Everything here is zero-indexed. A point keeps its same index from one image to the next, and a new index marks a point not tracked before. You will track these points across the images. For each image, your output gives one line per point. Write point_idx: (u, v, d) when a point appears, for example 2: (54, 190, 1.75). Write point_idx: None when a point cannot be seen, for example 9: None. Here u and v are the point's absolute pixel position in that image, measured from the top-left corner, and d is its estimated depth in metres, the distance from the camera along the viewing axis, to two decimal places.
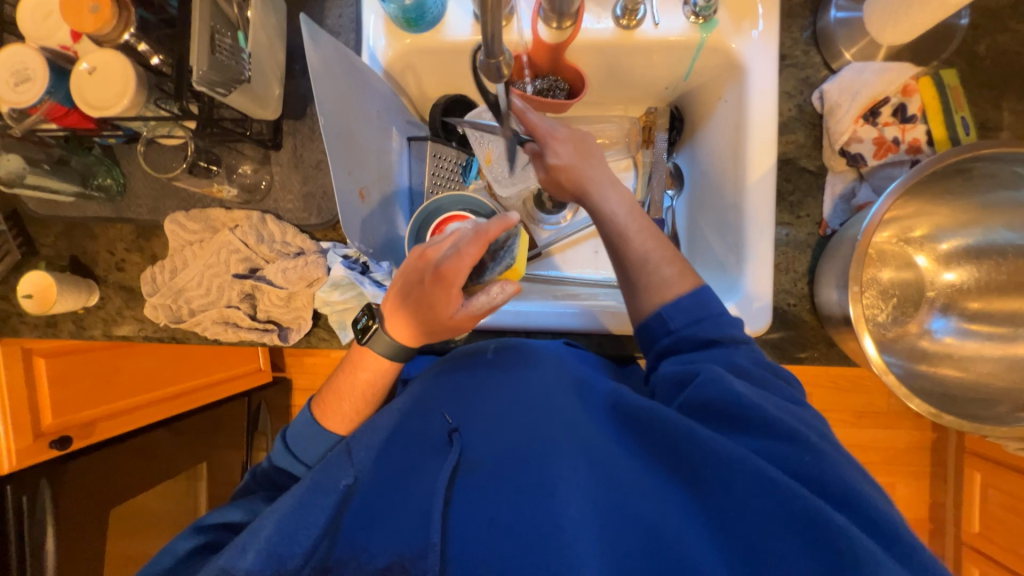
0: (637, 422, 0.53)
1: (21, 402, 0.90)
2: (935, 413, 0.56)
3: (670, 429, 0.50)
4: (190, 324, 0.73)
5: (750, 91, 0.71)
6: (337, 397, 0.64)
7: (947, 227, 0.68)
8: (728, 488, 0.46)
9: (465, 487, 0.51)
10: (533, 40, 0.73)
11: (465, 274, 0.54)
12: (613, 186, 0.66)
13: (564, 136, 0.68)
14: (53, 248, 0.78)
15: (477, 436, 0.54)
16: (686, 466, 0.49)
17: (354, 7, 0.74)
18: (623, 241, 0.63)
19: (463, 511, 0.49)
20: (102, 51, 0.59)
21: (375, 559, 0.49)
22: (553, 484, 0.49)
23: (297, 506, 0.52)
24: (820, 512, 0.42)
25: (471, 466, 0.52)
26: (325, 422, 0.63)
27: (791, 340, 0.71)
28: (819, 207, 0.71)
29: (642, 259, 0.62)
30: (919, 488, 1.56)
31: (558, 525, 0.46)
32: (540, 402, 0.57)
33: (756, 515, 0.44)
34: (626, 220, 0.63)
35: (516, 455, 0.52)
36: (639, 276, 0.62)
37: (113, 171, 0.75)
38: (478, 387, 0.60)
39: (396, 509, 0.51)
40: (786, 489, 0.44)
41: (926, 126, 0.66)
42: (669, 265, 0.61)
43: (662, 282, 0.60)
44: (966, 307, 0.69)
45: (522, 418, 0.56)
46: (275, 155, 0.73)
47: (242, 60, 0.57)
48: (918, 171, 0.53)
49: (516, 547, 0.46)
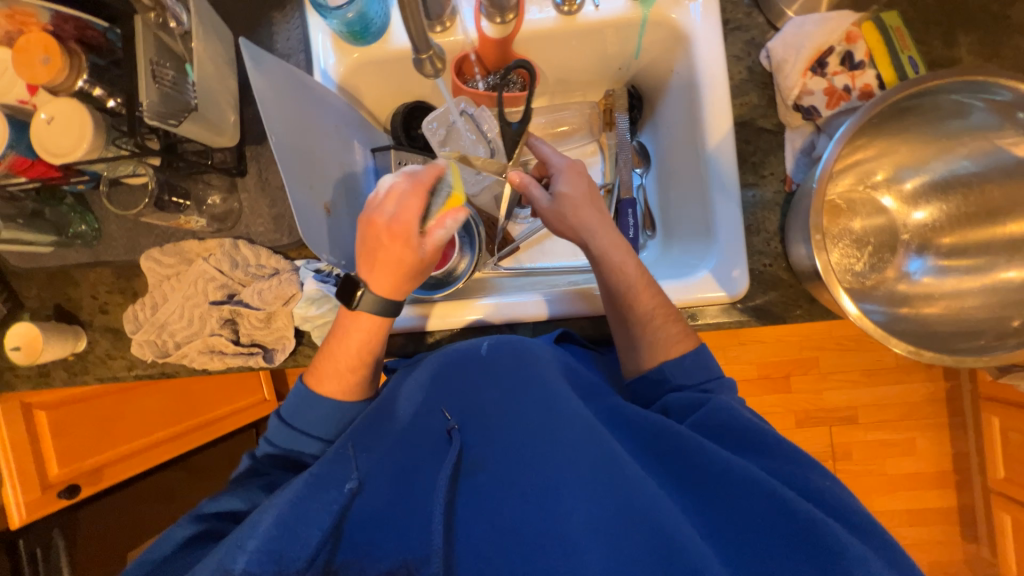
0: (635, 430, 0.61)
1: (26, 456, 0.91)
2: (915, 351, 0.57)
3: (668, 431, 0.58)
4: (177, 356, 0.74)
5: (697, 58, 0.72)
6: (329, 361, 0.65)
7: (910, 167, 0.70)
8: (712, 483, 0.53)
9: (468, 486, 0.58)
10: (478, 37, 0.74)
11: (416, 222, 0.59)
12: (613, 230, 0.70)
13: (578, 171, 0.74)
14: (38, 300, 0.79)
15: (478, 437, 0.61)
16: (677, 458, 0.57)
17: (301, 28, 0.75)
18: (626, 287, 0.67)
19: (467, 511, 0.55)
20: (59, 101, 0.60)
21: (381, 561, 0.52)
22: (554, 482, 0.55)
23: (296, 506, 0.52)
24: (814, 528, 0.48)
25: (474, 467, 0.59)
26: (318, 387, 0.65)
27: (774, 302, 0.71)
28: (782, 163, 0.71)
29: (647, 319, 0.66)
30: (938, 440, 1.51)
31: (559, 522, 0.52)
32: (541, 405, 0.62)
33: (731, 501, 0.52)
34: (636, 277, 0.67)
35: (531, 470, 0.57)
36: (642, 333, 0.67)
37: (88, 219, 0.76)
38: (477, 394, 0.66)
39: (401, 510, 0.55)
40: (786, 507, 0.49)
41: (875, 71, 0.66)
42: (669, 326, 0.67)
43: (664, 341, 0.66)
44: (940, 245, 0.69)
45: (522, 422, 0.61)
46: (241, 181, 0.74)
47: (185, 90, 0.60)
48: (867, 110, 0.54)
49: (519, 541, 0.52)
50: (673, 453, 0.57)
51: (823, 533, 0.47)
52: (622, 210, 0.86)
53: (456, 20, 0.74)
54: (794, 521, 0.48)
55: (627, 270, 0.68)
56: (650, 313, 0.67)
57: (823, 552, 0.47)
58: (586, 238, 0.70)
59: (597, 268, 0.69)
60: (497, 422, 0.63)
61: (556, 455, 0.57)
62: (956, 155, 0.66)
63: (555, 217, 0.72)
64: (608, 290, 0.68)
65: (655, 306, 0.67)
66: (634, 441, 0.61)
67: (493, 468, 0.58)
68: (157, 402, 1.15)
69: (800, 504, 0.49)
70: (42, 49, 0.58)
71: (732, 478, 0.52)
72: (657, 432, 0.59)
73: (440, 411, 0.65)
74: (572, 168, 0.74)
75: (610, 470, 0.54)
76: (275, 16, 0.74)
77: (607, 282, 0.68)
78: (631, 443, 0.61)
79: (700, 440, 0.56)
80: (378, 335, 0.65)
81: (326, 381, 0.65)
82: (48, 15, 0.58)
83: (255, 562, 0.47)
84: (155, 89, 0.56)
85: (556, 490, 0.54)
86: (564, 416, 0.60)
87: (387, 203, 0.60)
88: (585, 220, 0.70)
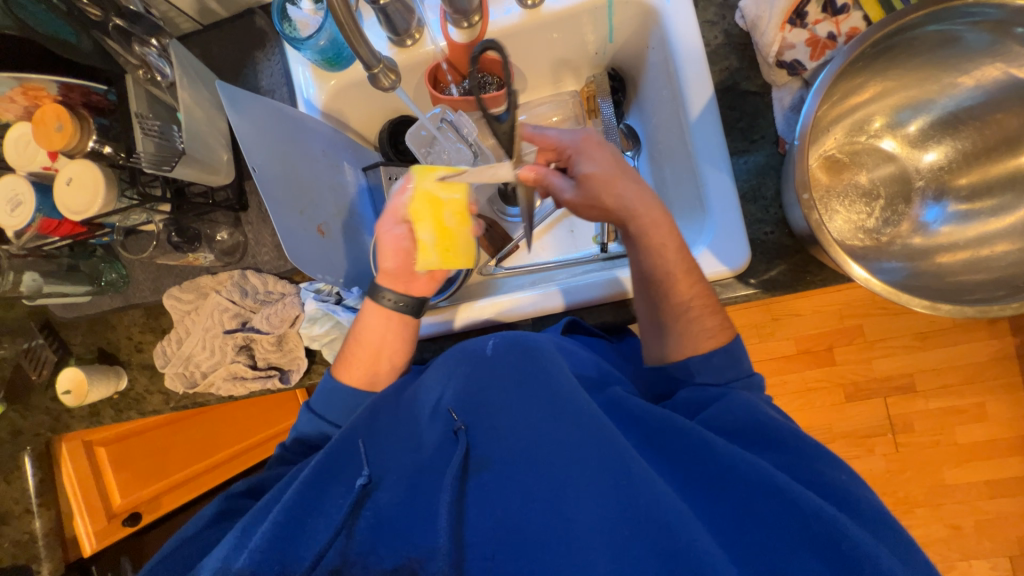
0: (647, 425, 0.56)
1: (91, 490, 0.99)
2: (933, 305, 0.54)
3: (679, 430, 0.54)
4: (205, 385, 0.77)
5: (669, 28, 0.71)
6: (353, 350, 0.69)
7: (910, 109, 0.69)
8: (716, 480, 0.50)
9: (476, 485, 0.54)
10: (447, 45, 0.75)
11: (386, 221, 0.66)
12: (655, 207, 0.65)
13: (602, 147, 0.67)
14: (83, 345, 0.86)
15: (485, 435, 0.57)
16: (686, 456, 0.53)
17: (281, 63, 0.78)
18: (668, 278, 0.63)
19: (473, 508, 0.52)
20: (76, 163, 0.65)
21: (384, 561, 0.50)
22: (559, 480, 0.52)
23: (301, 498, 0.53)
24: (844, 535, 0.44)
25: (480, 465, 0.55)
26: (339, 375, 0.69)
27: (787, 273, 0.67)
28: (772, 125, 0.69)
29: (681, 311, 0.63)
30: (1015, 403, 1.32)
31: (561, 521, 0.49)
32: (546, 402, 0.57)
33: (740, 497, 0.48)
34: (675, 262, 0.63)
35: (539, 469, 0.53)
36: (675, 321, 0.64)
37: (116, 266, 0.82)
38: (483, 389, 0.60)
39: (405, 510, 0.53)
40: (809, 509, 0.45)
41: (860, 12, 0.63)
42: (707, 319, 0.63)
43: (697, 334, 0.63)
44: (958, 191, 0.67)
45: (526, 417, 0.57)
46: (245, 216, 0.79)
47: (172, 136, 0.65)
48: (847, 54, 0.54)
49: (526, 542, 0.49)
50: (682, 456, 0.53)
51: (836, 533, 0.44)
52: None
53: (424, 31, 0.75)
54: (805, 519, 0.45)
55: (666, 256, 0.63)
56: (685, 304, 0.63)
57: (843, 559, 0.43)
58: (625, 222, 0.65)
59: (633, 249, 0.65)
60: (503, 417, 0.58)
61: (560, 452, 0.53)
62: (962, 86, 0.64)
63: (587, 202, 0.66)
64: (644, 275, 0.65)
65: (695, 294, 0.63)
66: (644, 438, 0.56)
67: (499, 465, 0.55)
68: (202, 431, 1.18)
69: (808, 499, 0.46)
70: (56, 117, 0.62)
71: (743, 476, 0.49)
72: (665, 431, 0.55)
73: (446, 410, 0.59)
74: (589, 142, 0.67)
75: (615, 464, 0.50)
76: (258, 55, 0.78)
77: (644, 265, 0.65)
78: (642, 441, 0.56)
79: (707, 436, 0.52)
80: (410, 330, 0.71)
81: (346, 370, 0.69)
82: (54, 86, 0.63)
83: (255, 560, 0.48)
84: (150, 141, 0.63)
85: (563, 488, 0.51)
86: (572, 410, 0.54)
87: (390, 218, 0.66)
88: (622, 200, 0.64)
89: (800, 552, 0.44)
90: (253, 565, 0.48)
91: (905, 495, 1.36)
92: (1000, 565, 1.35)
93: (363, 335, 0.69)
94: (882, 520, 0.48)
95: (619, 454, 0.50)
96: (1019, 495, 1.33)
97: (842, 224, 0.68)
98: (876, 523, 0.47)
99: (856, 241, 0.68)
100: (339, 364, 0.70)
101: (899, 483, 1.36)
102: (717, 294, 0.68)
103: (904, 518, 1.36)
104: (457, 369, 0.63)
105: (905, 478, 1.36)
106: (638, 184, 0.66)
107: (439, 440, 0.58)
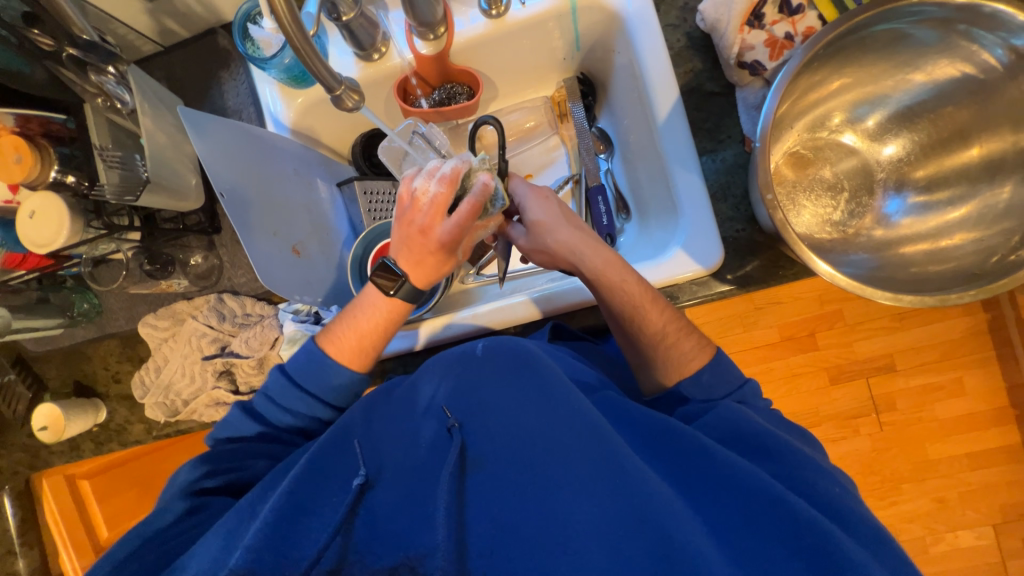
0: (643, 428, 0.56)
1: (75, 524, 0.98)
2: (897, 297, 0.56)
3: (674, 432, 0.53)
4: (187, 413, 0.76)
5: (633, 35, 0.72)
6: (343, 329, 0.64)
7: (870, 104, 0.70)
8: (711, 484, 0.50)
9: (474, 484, 0.53)
10: (414, 57, 0.75)
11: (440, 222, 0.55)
12: (604, 249, 0.67)
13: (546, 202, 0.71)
14: (58, 379, 0.84)
15: (479, 433, 0.56)
16: (680, 459, 0.53)
17: (247, 83, 0.77)
18: (635, 312, 0.63)
19: (470, 504, 0.52)
20: (38, 194, 0.62)
21: (382, 560, 0.49)
22: (556, 479, 0.51)
23: (294, 497, 0.51)
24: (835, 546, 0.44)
25: (476, 463, 0.54)
26: (325, 345, 0.64)
27: (760, 269, 0.68)
28: (737, 125, 0.71)
29: (659, 338, 0.63)
30: (988, 375, 1.36)
31: (564, 520, 0.48)
32: (541, 403, 0.56)
33: (738, 504, 0.48)
34: (638, 293, 0.64)
35: (536, 468, 0.52)
36: (656, 350, 0.64)
37: (88, 296, 0.80)
38: (478, 390, 0.60)
39: (402, 508, 0.52)
40: (807, 517, 0.45)
41: (815, 12, 0.65)
42: (682, 342, 0.63)
43: (680, 358, 0.62)
44: (917, 182, 0.69)
45: (522, 417, 0.56)
46: (218, 238, 0.78)
47: (135, 166, 0.66)
48: (803, 55, 0.55)
49: (523, 540, 0.49)
50: (676, 458, 0.53)
51: (830, 545, 0.44)
52: (592, 198, 0.84)
53: (390, 44, 0.75)
54: (799, 530, 0.45)
55: (629, 288, 0.64)
56: (660, 331, 0.63)
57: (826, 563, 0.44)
58: (576, 258, 0.67)
59: (595, 290, 0.66)
60: (497, 417, 0.57)
61: (556, 453, 0.52)
62: (915, 81, 0.67)
63: (546, 235, 0.68)
64: (615, 313, 0.65)
65: (664, 323, 0.64)
66: (639, 439, 0.55)
67: (495, 465, 0.54)
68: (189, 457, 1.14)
69: (803, 511, 0.46)
70: (13, 149, 0.61)
71: (739, 481, 0.49)
72: (664, 434, 0.54)
73: (440, 408, 0.60)
74: (538, 193, 0.72)
75: (614, 466, 0.50)
76: (222, 75, 0.77)
77: (609, 302, 0.65)
78: (636, 440, 0.55)
79: (704, 442, 0.52)
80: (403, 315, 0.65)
81: (337, 350, 0.64)
82: (10, 118, 0.60)
83: (252, 559, 0.46)
84: (113, 173, 0.64)
85: (559, 486, 0.50)
86: (567, 412, 0.54)
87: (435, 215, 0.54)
88: (571, 243, 0.67)
89: (784, 554, 0.45)
90: (249, 565, 0.46)
91: (891, 472, 1.39)
92: (985, 534, 1.38)
93: (360, 319, 0.64)
94: (866, 520, 0.48)
95: (616, 460, 0.50)
96: (999, 464, 1.37)
97: (810, 219, 0.70)
98: (852, 518, 0.48)
99: (823, 234, 0.69)
100: (326, 339, 0.64)
101: (886, 462, 1.39)
102: (694, 293, 0.69)
103: (891, 493, 1.39)
104: (454, 369, 0.62)
105: (891, 456, 1.39)
106: (563, 206, 0.71)
107: (434, 439, 0.57)
